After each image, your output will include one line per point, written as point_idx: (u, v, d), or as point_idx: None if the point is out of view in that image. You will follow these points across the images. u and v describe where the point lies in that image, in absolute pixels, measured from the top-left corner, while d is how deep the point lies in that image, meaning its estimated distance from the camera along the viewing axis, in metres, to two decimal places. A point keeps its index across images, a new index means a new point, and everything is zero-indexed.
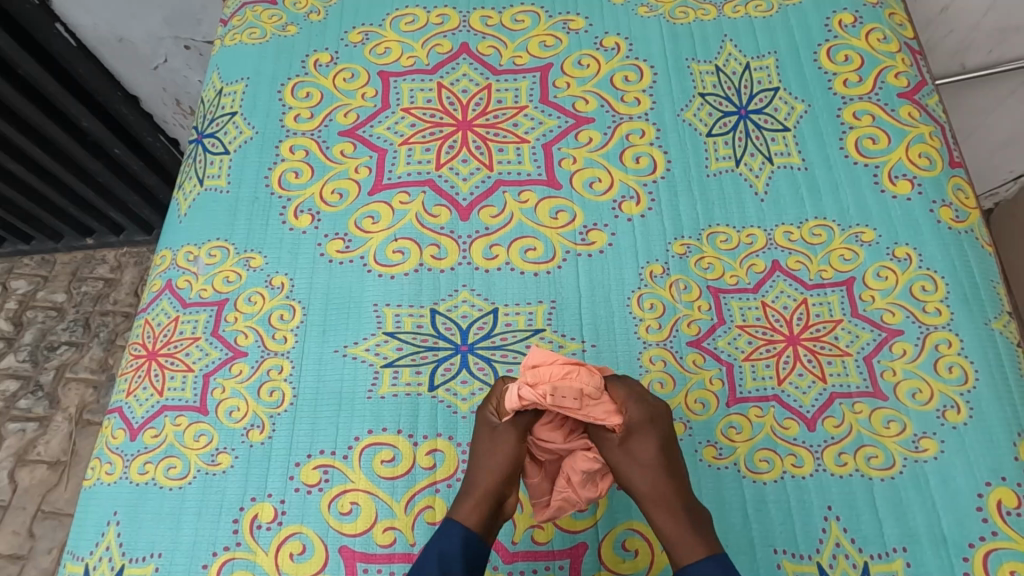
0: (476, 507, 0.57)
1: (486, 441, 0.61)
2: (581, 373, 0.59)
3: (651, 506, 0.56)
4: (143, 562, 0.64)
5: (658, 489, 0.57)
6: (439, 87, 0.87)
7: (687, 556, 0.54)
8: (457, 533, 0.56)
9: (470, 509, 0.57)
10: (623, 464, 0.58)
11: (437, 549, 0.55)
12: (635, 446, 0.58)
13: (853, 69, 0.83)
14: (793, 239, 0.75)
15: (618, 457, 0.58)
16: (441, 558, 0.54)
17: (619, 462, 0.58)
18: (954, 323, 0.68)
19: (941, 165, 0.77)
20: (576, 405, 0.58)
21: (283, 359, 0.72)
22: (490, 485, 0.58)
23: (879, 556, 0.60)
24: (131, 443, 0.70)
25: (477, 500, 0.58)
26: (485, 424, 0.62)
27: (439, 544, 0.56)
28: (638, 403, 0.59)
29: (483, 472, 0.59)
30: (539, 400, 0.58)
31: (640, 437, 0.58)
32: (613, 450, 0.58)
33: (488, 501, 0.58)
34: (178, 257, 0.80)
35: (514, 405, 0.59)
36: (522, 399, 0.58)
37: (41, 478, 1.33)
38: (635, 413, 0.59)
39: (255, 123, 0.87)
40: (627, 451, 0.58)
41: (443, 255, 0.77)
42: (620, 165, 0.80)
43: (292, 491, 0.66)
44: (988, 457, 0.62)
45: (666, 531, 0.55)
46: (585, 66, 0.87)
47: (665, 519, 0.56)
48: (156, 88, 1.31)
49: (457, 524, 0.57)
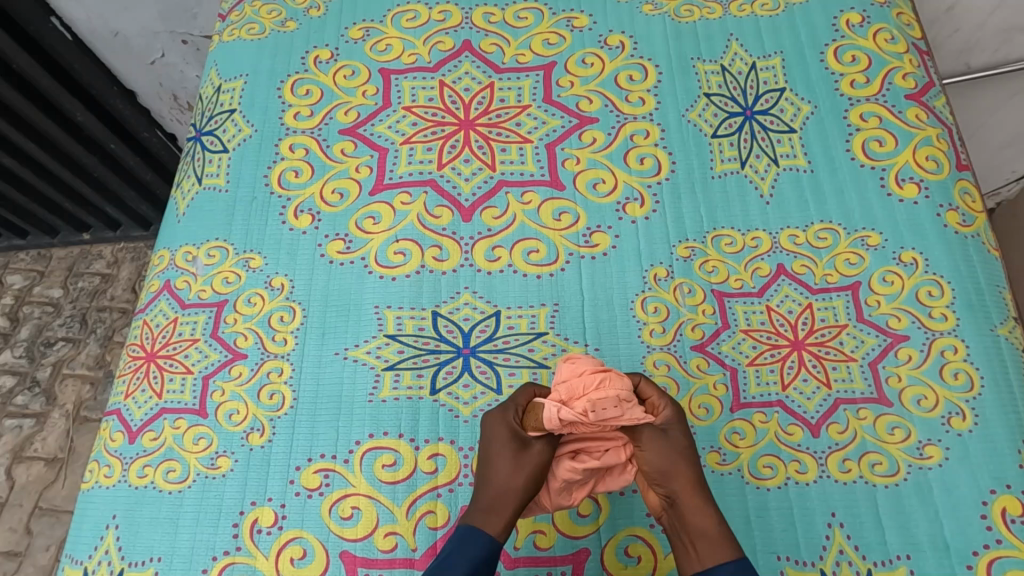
0: (506, 518, 0.55)
1: (507, 454, 0.56)
2: (615, 381, 0.56)
3: (693, 498, 0.54)
4: (142, 567, 0.64)
5: (699, 482, 0.55)
6: (441, 86, 0.86)
7: (726, 552, 0.51)
8: (485, 539, 0.53)
9: (498, 519, 0.55)
10: (667, 451, 0.56)
11: (465, 554, 0.52)
12: (678, 438, 0.56)
13: (860, 70, 0.83)
14: (798, 243, 0.74)
15: (661, 444, 0.56)
16: (471, 563, 0.52)
17: (660, 449, 0.56)
18: (958, 330, 0.68)
19: (948, 168, 0.76)
20: (617, 414, 0.55)
21: (282, 362, 0.71)
22: (521, 498, 0.55)
23: (883, 563, 0.60)
24: (129, 446, 0.69)
25: (507, 511, 0.55)
26: (508, 436, 0.57)
27: (468, 548, 0.53)
28: (672, 402, 0.59)
29: (515, 485, 0.55)
30: (578, 418, 0.55)
31: (682, 432, 0.57)
32: (656, 437, 0.56)
33: (515, 512, 0.55)
34: (177, 257, 0.79)
35: (552, 425, 0.55)
36: (561, 418, 0.55)
37: (38, 475, 1.33)
38: (670, 413, 0.58)
39: (254, 121, 0.86)
40: (670, 441, 0.56)
41: (444, 257, 0.76)
42: (623, 166, 0.80)
43: (292, 495, 0.65)
44: (993, 465, 0.62)
45: (708, 526, 0.52)
46: (589, 65, 0.86)
47: (707, 512, 0.53)
48: (152, 83, 1.29)
49: (486, 531, 0.54)
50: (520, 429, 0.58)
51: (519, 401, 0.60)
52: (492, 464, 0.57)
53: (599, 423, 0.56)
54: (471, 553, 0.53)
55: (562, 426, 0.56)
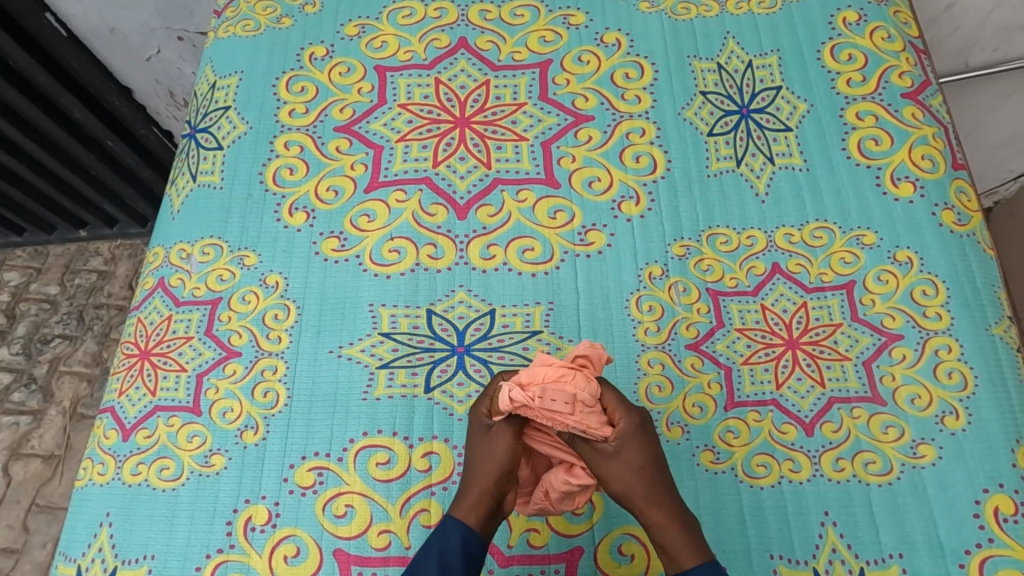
0: (473, 504, 0.56)
1: (479, 442, 0.59)
2: (576, 379, 0.56)
3: (653, 516, 0.55)
4: (136, 564, 0.64)
5: (654, 499, 0.55)
6: (437, 83, 0.86)
7: (686, 563, 0.53)
8: (456, 531, 0.55)
9: (467, 506, 0.56)
10: (619, 475, 0.55)
11: (437, 547, 0.54)
12: (631, 456, 0.56)
13: (857, 68, 0.82)
14: (793, 242, 0.74)
15: (613, 468, 0.56)
16: (442, 556, 0.53)
17: (613, 471, 0.56)
18: (953, 329, 0.68)
19: (944, 167, 0.76)
20: (567, 412, 0.55)
21: (277, 360, 0.71)
22: (488, 486, 0.57)
23: (875, 562, 0.60)
24: (123, 444, 0.69)
25: (476, 497, 0.56)
26: (480, 427, 0.59)
27: (440, 542, 0.54)
28: (630, 412, 0.57)
29: (481, 472, 0.57)
30: (528, 402, 0.55)
31: (634, 448, 0.56)
32: (606, 461, 0.56)
33: (486, 498, 0.57)
34: (171, 255, 0.78)
35: (505, 406, 0.56)
36: (512, 400, 0.55)
37: (35, 472, 1.33)
38: (627, 425, 0.56)
39: (249, 118, 0.86)
40: (621, 462, 0.56)
41: (439, 255, 0.76)
42: (619, 165, 0.79)
43: (286, 493, 0.65)
44: (987, 464, 0.62)
45: (668, 543, 0.54)
46: (585, 63, 0.86)
47: (665, 528, 0.54)
48: (148, 80, 1.28)
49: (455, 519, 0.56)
50: (490, 419, 0.59)
51: (494, 391, 0.60)
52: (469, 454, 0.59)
53: (551, 417, 0.56)
54: (442, 548, 0.54)
55: (514, 409, 0.56)
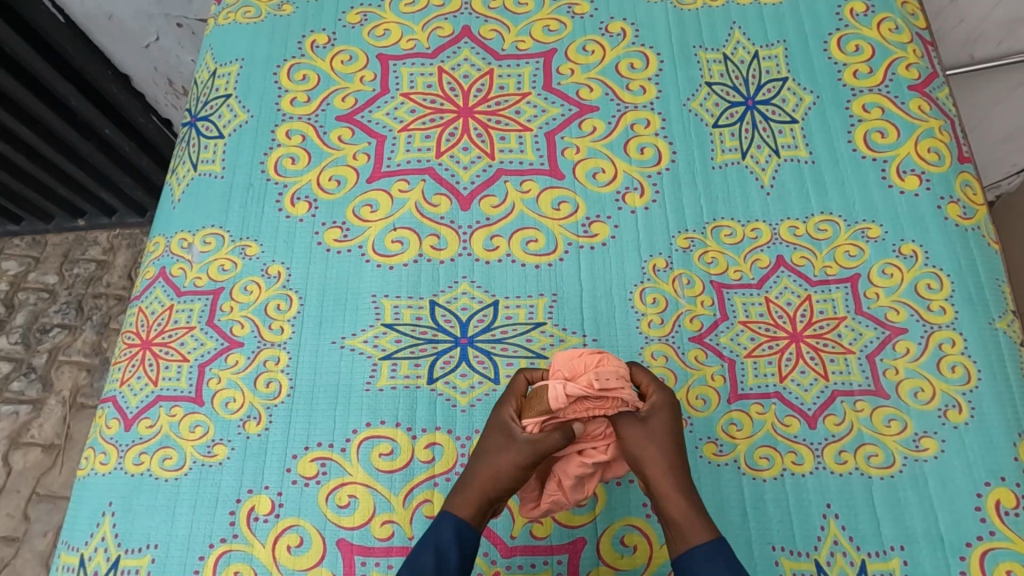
0: (473, 499, 0.55)
1: (496, 442, 0.57)
2: (612, 358, 0.58)
3: (667, 485, 0.53)
4: (139, 554, 0.64)
5: (676, 469, 0.54)
6: (439, 72, 0.85)
7: (695, 538, 0.51)
8: (450, 525, 0.54)
9: (466, 497, 0.56)
10: (644, 441, 0.55)
11: (431, 543, 0.53)
12: (658, 425, 0.56)
13: (864, 59, 0.82)
14: (798, 235, 0.74)
15: (639, 433, 0.56)
16: (436, 548, 0.53)
17: (635, 436, 0.56)
18: (957, 323, 0.68)
19: (950, 161, 0.76)
20: (619, 387, 0.56)
21: (279, 350, 0.71)
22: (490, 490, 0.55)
23: (877, 554, 0.60)
24: (125, 434, 0.69)
25: (474, 494, 0.55)
26: (500, 427, 0.58)
27: (435, 536, 0.54)
28: (662, 388, 0.59)
29: (490, 473, 0.55)
30: (585, 391, 0.56)
31: (665, 418, 0.57)
32: (635, 425, 0.56)
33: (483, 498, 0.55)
34: (172, 244, 0.78)
35: (558, 403, 0.55)
36: (567, 394, 0.55)
37: (35, 461, 1.33)
38: (658, 398, 0.58)
39: (250, 106, 0.85)
40: (648, 427, 0.56)
41: (443, 246, 0.75)
42: (624, 156, 0.79)
43: (289, 484, 0.65)
44: (988, 458, 0.62)
45: (677, 515, 0.52)
46: (590, 52, 0.85)
47: (677, 498, 0.53)
48: (147, 68, 1.27)
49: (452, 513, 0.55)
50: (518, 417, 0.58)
51: (518, 391, 0.60)
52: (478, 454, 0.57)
53: (602, 400, 0.57)
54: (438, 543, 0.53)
55: (569, 402, 0.56)
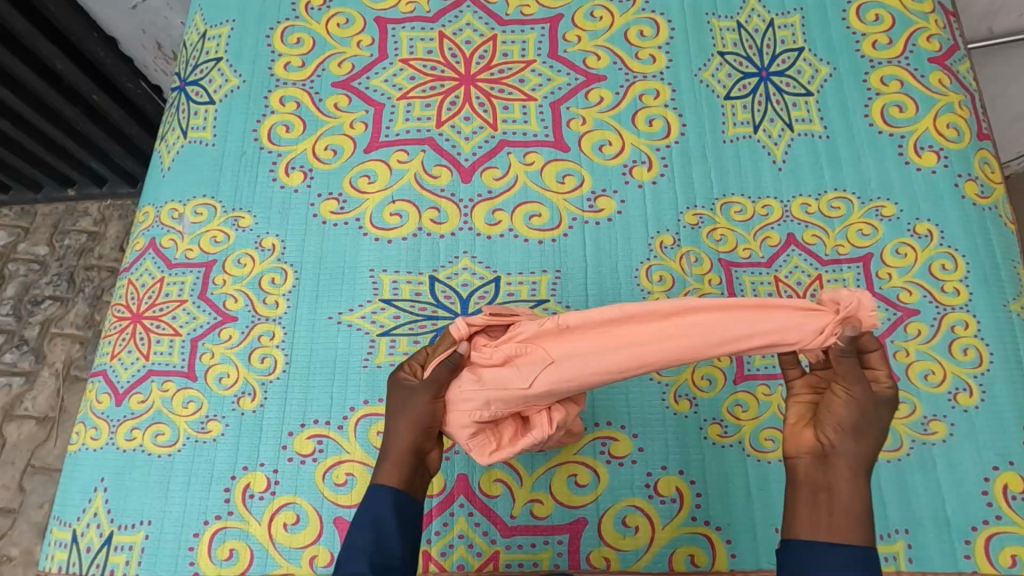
0: (397, 464, 0.50)
1: (399, 400, 0.53)
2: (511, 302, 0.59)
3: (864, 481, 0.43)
4: (132, 530, 0.62)
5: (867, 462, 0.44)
6: (441, 37, 0.81)
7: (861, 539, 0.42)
8: (387, 496, 0.48)
9: (389, 469, 0.50)
10: (856, 412, 0.44)
11: (369, 517, 0.47)
12: (884, 412, 0.45)
13: (883, 29, 0.78)
14: (810, 212, 0.71)
15: (858, 402, 0.44)
16: (373, 523, 0.47)
17: (861, 402, 0.44)
18: (971, 304, 0.66)
19: (969, 137, 0.73)
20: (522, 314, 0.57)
21: (274, 325, 0.69)
22: (411, 441, 0.51)
23: (881, 537, 0.60)
24: (117, 409, 0.67)
25: (396, 457, 0.51)
26: (397, 392, 0.54)
27: (371, 511, 0.48)
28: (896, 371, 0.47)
29: (401, 426, 0.52)
30: (489, 321, 0.55)
31: (891, 404, 0.45)
32: (866, 394, 0.45)
33: (407, 459, 0.51)
34: (161, 214, 0.75)
35: (462, 333, 0.54)
36: (471, 324, 0.54)
37: (29, 434, 1.31)
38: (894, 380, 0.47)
39: (242, 71, 0.81)
40: (856, 399, 0.44)
41: (443, 220, 0.73)
42: (632, 128, 0.76)
43: (285, 461, 0.64)
44: (997, 442, 0.61)
45: (855, 504, 0.42)
46: (598, 18, 0.81)
47: (859, 492, 0.43)
48: (135, 30, 1.20)
49: (381, 486, 0.49)
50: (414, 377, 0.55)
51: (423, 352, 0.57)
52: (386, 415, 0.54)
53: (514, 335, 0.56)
54: (374, 516, 0.47)
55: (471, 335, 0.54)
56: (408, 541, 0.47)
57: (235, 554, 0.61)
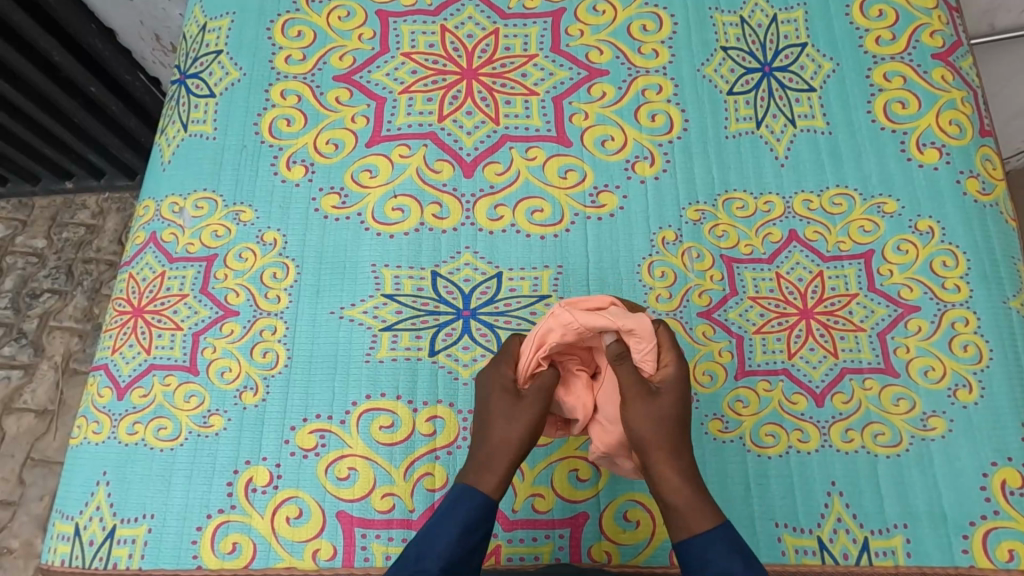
0: (500, 476, 0.52)
1: (508, 409, 0.54)
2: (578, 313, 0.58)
3: (674, 475, 0.49)
4: (135, 523, 0.63)
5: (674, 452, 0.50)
6: (442, 31, 0.81)
7: (696, 524, 0.47)
8: (479, 501, 0.50)
9: (491, 478, 0.52)
10: (641, 418, 0.51)
11: (456, 522, 0.49)
12: (663, 404, 0.52)
13: (887, 25, 0.78)
14: (812, 209, 0.71)
15: (642, 410, 0.51)
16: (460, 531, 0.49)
17: (642, 415, 0.51)
18: (971, 301, 0.66)
19: (971, 134, 0.73)
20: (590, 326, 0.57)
21: (276, 320, 0.69)
22: (513, 453, 0.53)
23: (880, 531, 0.60)
24: (118, 403, 0.67)
25: (499, 469, 0.52)
26: (500, 389, 0.56)
27: (460, 515, 0.50)
28: (679, 360, 0.54)
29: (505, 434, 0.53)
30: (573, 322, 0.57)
31: (670, 396, 0.52)
32: (641, 401, 0.52)
33: (510, 470, 0.52)
34: (162, 208, 0.75)
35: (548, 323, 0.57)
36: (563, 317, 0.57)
37: (28, 427, 1.31)
38: (670, 371, 0.53)
39: (242, 64, 0.81)
40: (641, 411, 0.52)
41: (445, 215, 0.73)
42: (634, 123, 0.76)
43: (287, 455, 0.64)
44: (995, 438, 0.62)
45: (675, 500, 0.49)
46: (601, 13, 0.81)
47: (679, 486, 0.49)
48: (132, 22, 1.19)
49: (478, 495, 0.51)
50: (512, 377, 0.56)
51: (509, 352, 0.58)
52: (484, 423, 0.55)
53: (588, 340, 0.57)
54: (465, 527, 0.49)
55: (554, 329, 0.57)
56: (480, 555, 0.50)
57: (238, 548, 0.61)
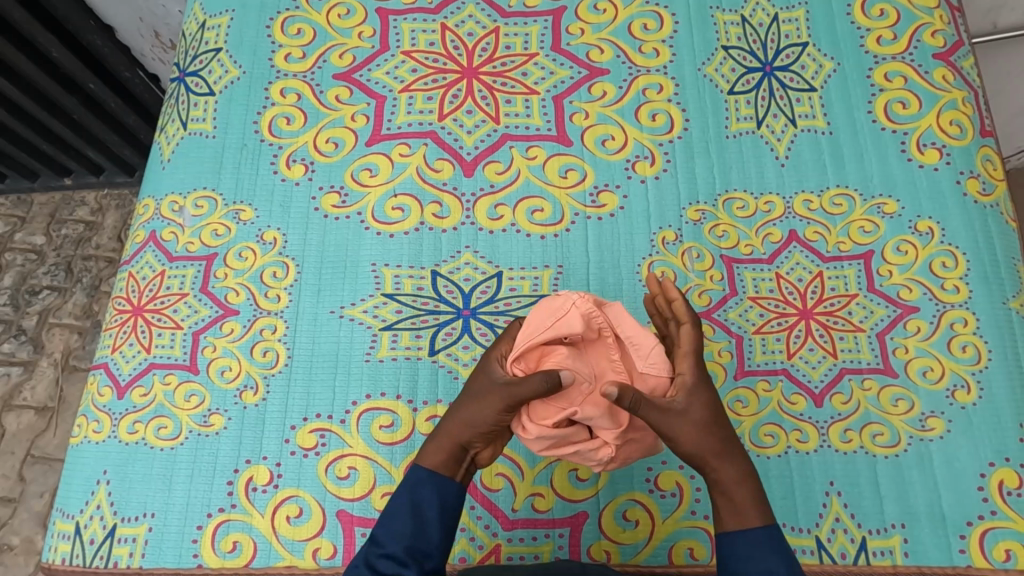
0: (440, 451, 0.52)
1: (473, 390, 0.52)
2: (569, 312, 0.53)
3: (732, 475, 0.49)
4: (136, 522, 0.63)
5: (717, 454, 0.50)
6: (443, 29, 0.81)
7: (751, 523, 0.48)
8: (423, 477, 0.51)
9: (434, 452, 0.52)
10: (681, 424, 0.50)
11: (408, 499, 0.50)
12: (698, 408, 0.50)
13: (888, 25, 0.78)
14: (812, 209, 0.71)
15: (682, 418, 0.50)
16: (412, 508, 0.49)
17: (683, 424, 0.50)
18: (971, 302, 0.67)
19: (972, 134, 0.73)
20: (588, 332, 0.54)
21: (276, 319, 0.69)
22: (458, 434, 0.52)
23: (878, 531, 0.60)
24: (118, 402, 0.67)
25: (443, 445, 0.52)
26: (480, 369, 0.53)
27: (412, 492, 0.50)
28: (696, 362, 0.53)
29: (454, 417, 0.52)
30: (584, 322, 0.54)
31: (702, 398, 0.51)
32: (678, 409, 0.50)
33: (453, 450, 0.52)
34: (162, 207, 0.75)
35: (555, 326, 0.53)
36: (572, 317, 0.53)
37: (28, 423, 1.31)
38: (690, 374, 0.52)
39: (242, 62, 0.80)
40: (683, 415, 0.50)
41: (445, 214, 0.73)
42: (634, 123, 0.76)
43: (288, 454, 0.64)
44: (993, 438, 0.62)
45: (730, 501, 0.49)
46: (602, 11, 0.81)
47: (725, 486, 0.49)
48: (132, 18, 1.18)
49: (420, 467, 0.52)
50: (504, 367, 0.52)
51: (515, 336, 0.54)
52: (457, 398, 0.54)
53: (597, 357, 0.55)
54: (415, 499, 0.50)
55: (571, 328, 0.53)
56: (446, 531, 0.50)
57: (238, 547, 0.62)
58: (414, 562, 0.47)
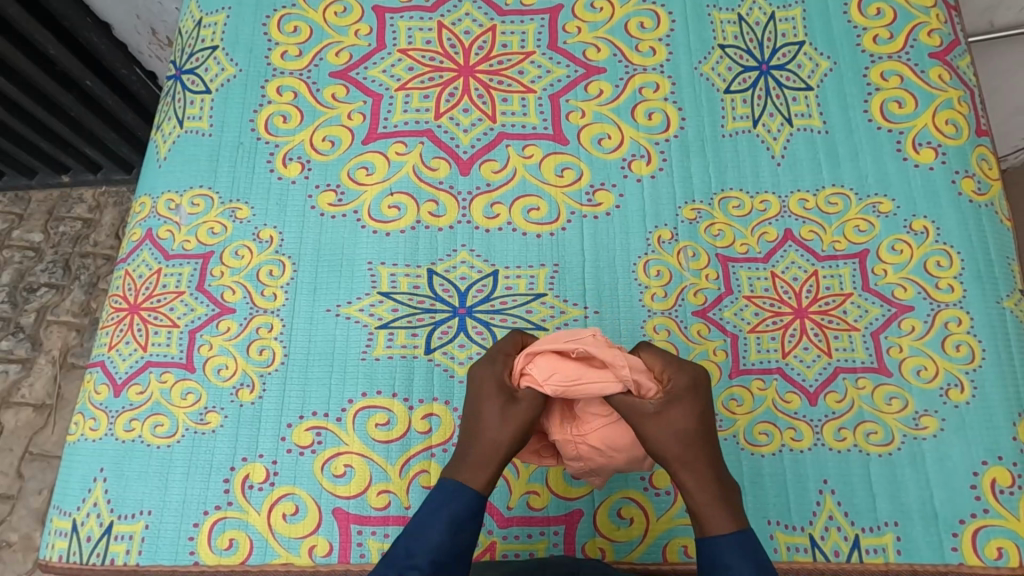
0: (482, 467, 0.50)
1: (500, 407, 0.51)
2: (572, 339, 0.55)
3: (691, 483, 0.48)
4: (132, 520, 0.63)
5: (689, 464, 0.48)
6: (439, 27, 0.81)
7: (716, 535, 0.46)
8: (465, 497, 0.48)
9: (474, 470, 0.49)
10: (657, 433, 0.49)
11: (446, 514, 0.47)
12: (676, 417, 0.49)
13: (885, 24, 0.78)
14: (808, 208, 0.72)
15: (655, 426, 0.49)
16: (450, 521, 0.47)
17: (659, 432, 0.49)
18: (965, 301, 0.67)
19: (967, 133, 0.73)
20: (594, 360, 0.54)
21: (272, 317, 0.69)
22: (499, 451, 0.50)
23: (871, 529, 0.61)
24: (115, 400, 0.67)
25: (486, 461, 0.50)
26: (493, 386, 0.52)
27: (449, 504, 0.48)
28: (679, 371, 0.51)
29: (497, 433, 0.50)
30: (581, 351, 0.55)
31: (682, 408, 0.49)
32: (651, 417, 0.50)
33: (495, 465, 0.50)
34: (158, 205, 0.75)
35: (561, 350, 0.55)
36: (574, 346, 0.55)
37: (27, 420, 1.32)
38: (676, 384, 0.51)
39: (238, 60, 0.80)
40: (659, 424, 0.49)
41: (441, 213, 0.73)
42: (631, 122, 0.76)
43: (284, 452, 0.64)
44: (986, 437, 0.62)
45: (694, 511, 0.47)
46: (598, 9, 0.80)
47: (695, 496, 0.48)
48: (129, 16, 1.18)
49: (463, 486, 0.49)
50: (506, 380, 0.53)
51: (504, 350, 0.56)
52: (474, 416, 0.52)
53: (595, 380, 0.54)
54: (453, 512, 0.47)
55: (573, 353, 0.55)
56: (474, 545, 0.49)
57: (235, 544, 0.62)
58: (441, 574, 0.46)
